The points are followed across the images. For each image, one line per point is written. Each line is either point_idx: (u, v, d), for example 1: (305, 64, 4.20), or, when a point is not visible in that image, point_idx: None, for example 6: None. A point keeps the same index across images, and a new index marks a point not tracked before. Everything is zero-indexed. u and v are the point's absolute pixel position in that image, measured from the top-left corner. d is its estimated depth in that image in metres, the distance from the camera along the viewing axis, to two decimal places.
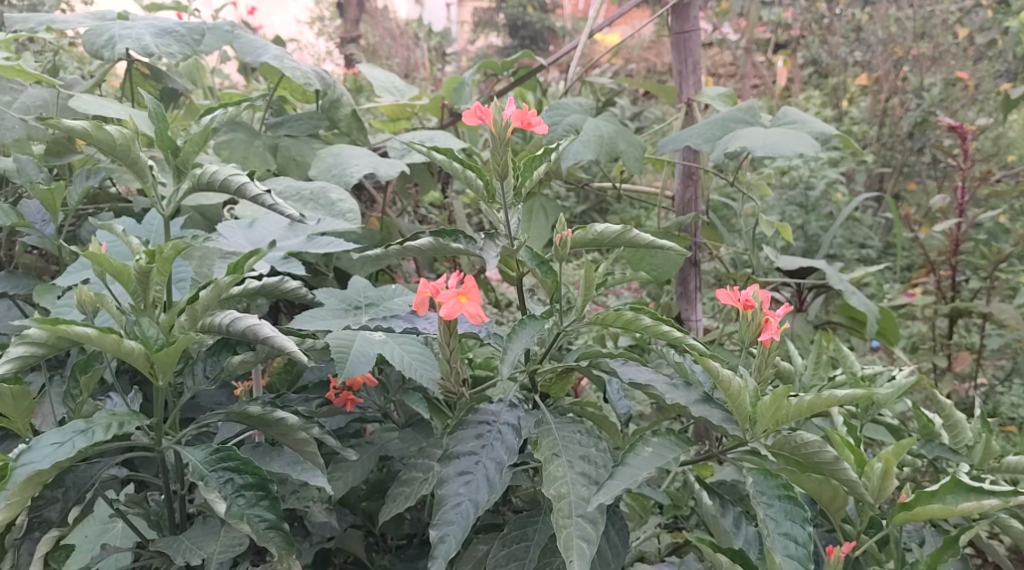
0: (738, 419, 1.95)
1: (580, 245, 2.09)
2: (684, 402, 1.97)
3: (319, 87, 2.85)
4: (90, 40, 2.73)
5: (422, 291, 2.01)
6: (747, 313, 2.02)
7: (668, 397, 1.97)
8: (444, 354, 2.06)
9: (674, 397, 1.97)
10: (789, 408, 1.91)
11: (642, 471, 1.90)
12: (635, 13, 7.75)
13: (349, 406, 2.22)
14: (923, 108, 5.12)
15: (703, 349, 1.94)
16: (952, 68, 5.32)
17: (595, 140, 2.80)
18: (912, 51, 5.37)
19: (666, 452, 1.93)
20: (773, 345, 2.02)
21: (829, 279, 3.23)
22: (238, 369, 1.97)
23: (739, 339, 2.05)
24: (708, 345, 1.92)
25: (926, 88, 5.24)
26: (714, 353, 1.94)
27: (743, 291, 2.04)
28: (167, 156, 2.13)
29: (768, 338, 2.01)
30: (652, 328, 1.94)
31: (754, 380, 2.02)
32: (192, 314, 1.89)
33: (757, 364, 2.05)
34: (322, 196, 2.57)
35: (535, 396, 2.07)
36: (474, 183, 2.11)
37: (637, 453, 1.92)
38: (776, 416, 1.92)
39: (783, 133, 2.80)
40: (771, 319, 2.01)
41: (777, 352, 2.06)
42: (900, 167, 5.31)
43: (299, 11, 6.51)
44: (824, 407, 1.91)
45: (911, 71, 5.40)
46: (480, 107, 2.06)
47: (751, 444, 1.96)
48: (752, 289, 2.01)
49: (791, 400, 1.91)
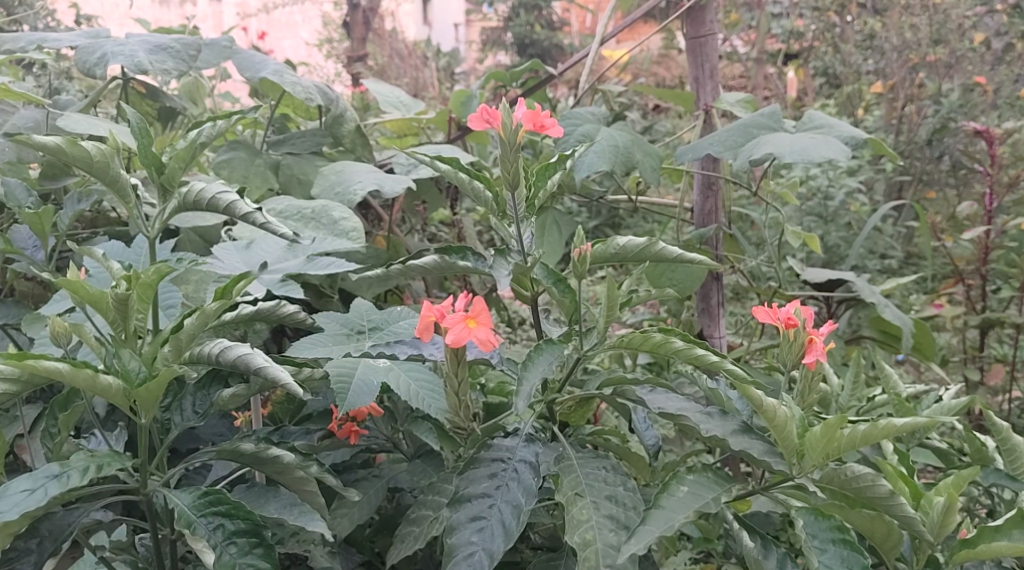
0: (783, 454, 1.79)
1: (601, 261, 1.93)
2: (720, 434, 1.81)
3: (320, 102, 2.70)
4: (82, 58, 2.60)
5: (426, 315, 1.84)
6: (789, 332, 1.86)
7: (702, 428, 1.81)
8: (452, 386, 1.89)
9: (709, 429, 1.81)
10: (841, 440, 1.75)
11: (678, 514, 1.74)
12: (642, 27, 7.60)
13: (352, 438, 2.06)
14: (940, 114, 4.92)
15: (743, 375, 1.77)
16: (969, 74, 5.15)
17: (610, 150, 2.64)
18: (927, 58, 5.14)
19: (703, 491, 1.77)
20: (817, 368, 1.87)
21: (858, 291, 3.05)
22: (229, 404, 1.80)
23: (778, 362, 1.89)
24: (746, 372, 1.76)
25: (944, 93, 5.04)
26: (754, 379, 1.77)
27: (783, 309, 1.88)
28: (151, 174, 1.96)
29: (813, 360, 1.85)
30: (684, 352, 1.78)
31: (796, 407, 1.86)
32: (177, 344, 1.73)
33: (800, 388, 1.90)
34: (324, 214, 2.42)
35: (554, 428, 1.91)
36: (483, 196, 1.95)
37: (672, 493, 1.76)
38: (827, 449, 1.75)
39: (810, 138, 2.65)
40: (816, 339, 1.84)
41: (820, 374, 1.90)
42: (919, 175, 5.10)
43: (307, 35, 6.39)
44: (878, 437, 1.74)
45: (927, 78, 5.21)
46: (487, 110, 1.92)
47: (797, 480, 1.80)
48: (793, 307, 1.85)
49: (843, 431, 1.75)
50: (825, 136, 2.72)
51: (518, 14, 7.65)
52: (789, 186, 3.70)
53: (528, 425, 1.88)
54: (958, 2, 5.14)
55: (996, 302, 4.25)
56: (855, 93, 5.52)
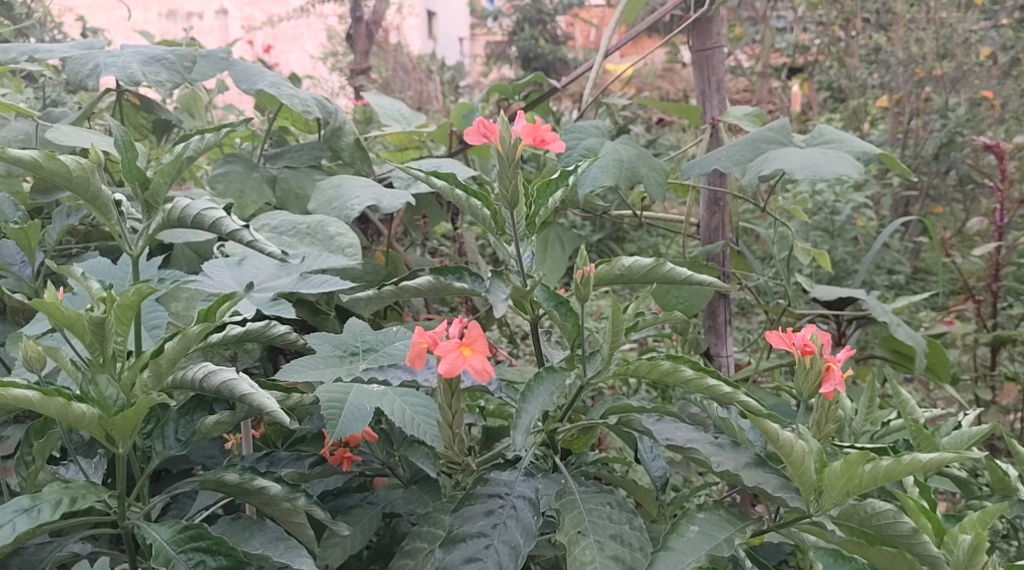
0: (800, 490, 1.70)
1: (606, 282, 1.85)
2: (733, 468, 1.72)
3: (318, 115, 2.62)
4: (74, 69, 2.53)
5: (418, 342, 1.75)
6: (806, 359, 1.78)
7: (714, 462, 1.73)
8: (447, 418, 1.82)
9: (721, 463, 1.73)
10: (862, 477, 1.66)
11: (688, 557, 1.68)
12: (646, 40, 7.50)
13: (345, 465, 1.97)
14: (948, 129, 4.79)
15: (757, 407, 1.68)
16: (976, 88, 5.06)
17: (615, 165, 2.56)
18: (934, 72, 5.00)
19: (716, 531, 1.71)
20: (834, 397, 1.79)
21: (871, 310, 2.96)
22: (213, 431, 1.73)
23: (794, 392, 1.82)
24: (760, 404, 1.67)
25: (951, 108, 4.93)
26: (768, 411, 1.68)
27: (799, 334, 1.80)
28: (135, 188, 1.87)
29: (831, 391, 1.77)
30: (695, 382, 1.70)
31: (814, 437, 1.78)
32: (157, 370, 1.65)
33: (816, 417, 1.81)
34: (320, 230, 2.33)
35: (555, 458, 1.83)
36: (481, 213, 1.86)
37: (682, 534, 1.70)
38: (847, 486, 1.67)
39: (821, 154, 2.56)
40: (833, 368, 1.77)
41: (837, 403, 1.82)
42: (927, 190, 4.90)
43: (312, 48, 6.32)
44: (901, 472, 1.65)
45: (934, 92, 5.08)
46: (485, 122, 1.82)
47: (814, 517, 1.70)
48: (810, 332, 1.77)
49: (864, 467, 1.66)
50: (837, 151, 2.63)
51: (523, 28, 7.57)
52: (798, 202, 3.61)
53: (528, 457, 1.79)
54: (964, 16, 5.04)
55: (1008, 319, 4.15)
56: (861, 107, 5.41)
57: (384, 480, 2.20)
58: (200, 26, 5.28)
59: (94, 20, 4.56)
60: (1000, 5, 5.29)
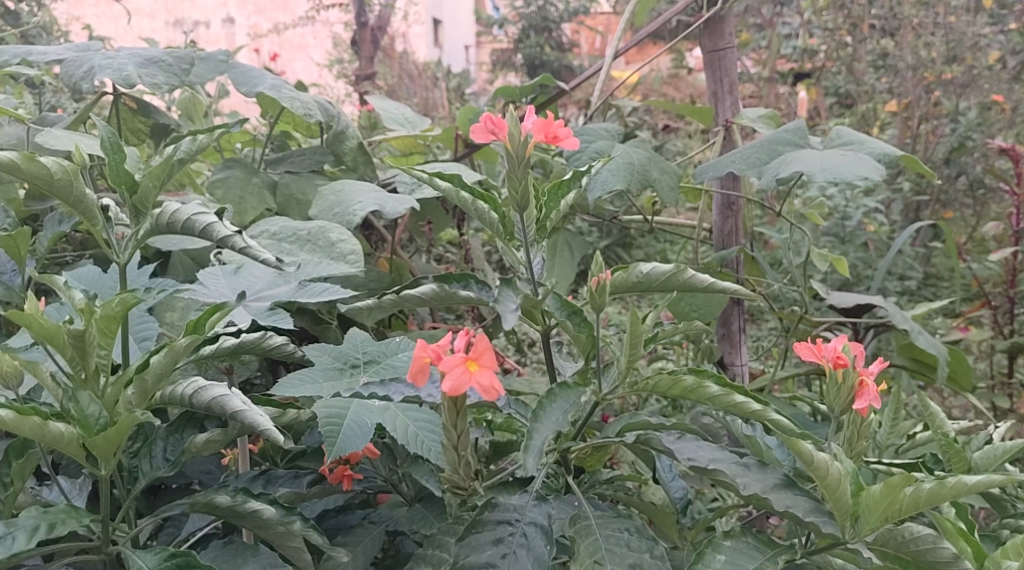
0: (835, 516, 1.61)
1: (621, 290, 1.75)
2: (760, 491, 1.62)
3: (321, 119, 2.52)
4: (68, 72, 2.44)
5: (421, 356, 1.62)
6: (839, 372, 1.69)
7: (741, 485, 1.63)
8: (452, 440, 1.64)
9: (748, 485, 1.63)
10: (903, 502, 1.58)
11: None
12: (651, 46, 7.39)
13: (346, 483, 1.87)
14: (959, 133, 4.67)
15: (790, 427, 1.58)
16: (987, 92, 4.90)
17: (626, 169, 2.46)
18: (943, 76, 4.85)
19: (743, 559, 1.63)
20: (867, 414, 1.69)
21: (890, 317, 2.86)
22: (203, 450, 1.63)
23: (825, 407, 1.72)
24: (792, 424, 1.58)
25: (962, 112, 4.80)
26: (803, 431, 1.59)
27: (829, 346, 1.71)
28: (122, 193, 1.77)
29: (864, 407, 1.68)
30: (721, 399, 1.60)
31: (846, 457, 1.69)
32: (142, 387, 1.55)
33: (848, 436, 1.72)
34: (321, 236, 2.23)
35: (568, 479, 1.73)
36: (488, 217, 1.76)
37: (706, 563, 1.62)
38: (887, 512, 1.59)
39: (840, 155, 2.46)
40: (867, 383, 1.67)
41: (869, 421, 1.72)
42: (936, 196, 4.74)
43: (318, 56, 6.24)
44: (945, 496, 1.57)
45: (943, 96, 4.90)
46: (492, 118, 1.70)
47: (851, 545, 1.62)
48: (841, 344, 1.68)
49: (906, 491, 1.58)
50: (856, 153, 2.53)
51: (528, 35, 7.47)
52: (813, 207, 3.51)
53: (539, 479, 1.70)
54: (974, 20, 4.91)
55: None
56: (870, 112, 5.29)
57: (388, 496, 2.11)
58: (204, 34, 5.20)
59: (95, 29, 4.47)
60: (1010, 9, 5.15)
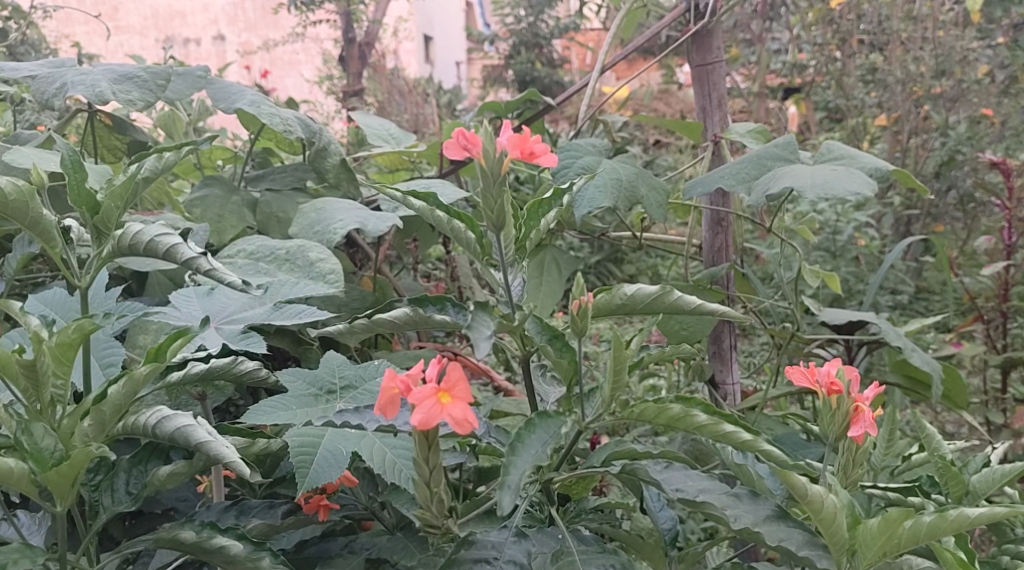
0: (831, 549, 1.57)
1: (605, 312, 1.68)
2: (751, 523, 1.56)
3: (301, 135, 2.45)
4: (41, 88, 2.36)
5: (389, 387, 1.55)
6: (832, 399, 1.62)
7: (732, 517, 1.56)
8: (424, 475, 1.56)
9: (739, 517, 1.56)
10: (902, 535, 1.54)
11: None
12: (641, 62, 7.33)
13: (322, 513, 1.81)
14: (947, 146, 4.59)
15: (781, 459, 1.52)
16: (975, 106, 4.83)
17: (612, 184, 2.40)
18: (933, 90, 4.77)
19: None
20: (863, 441, 1.63)
21: (883, 333, 2.78)
22: (167, 483, 1.58)
23: (819, 434, 1.65)
24: (786, 456, 1.52)
25: (951, 126, 4.72)
26: (796, 462, 1.53)
27: (823, 371, 1.64)
28: (84, 214, 1.70)
29: (860, 434, 1.62)
30: (709, 429, 1.54)
31: (842, 485, 1.63)
32: (99, 418, 1.52)
33: (843, 463, 1.66)
34: (300, 255, 2.15)
35: (551, 511, 1.67)
36: (465, 237, 1.70)
37: None
38: (884, 547, 1.55)
39: (831, 171, 2.40)
40: (862, 409, 1.61)
41: (866, 447, 1.66)
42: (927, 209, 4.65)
43: (309, 72, 6.17)
44: (946, 529, 1.52)
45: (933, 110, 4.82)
46: (463, 134, 1.65)
47: None
48: (835, 370, 1.62)
49: (904, 524, 1.53)
50: (847, 167, 2.47)
51: (519, 52, 7.42)
52: (804, 223, 3.44)
53: (520, 513, 1.62)
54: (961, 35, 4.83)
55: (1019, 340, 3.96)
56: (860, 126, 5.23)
57: (372, 524, 2.04)
58: (194, 51, 5.15)
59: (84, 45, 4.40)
60: (998, 22, 5.11)
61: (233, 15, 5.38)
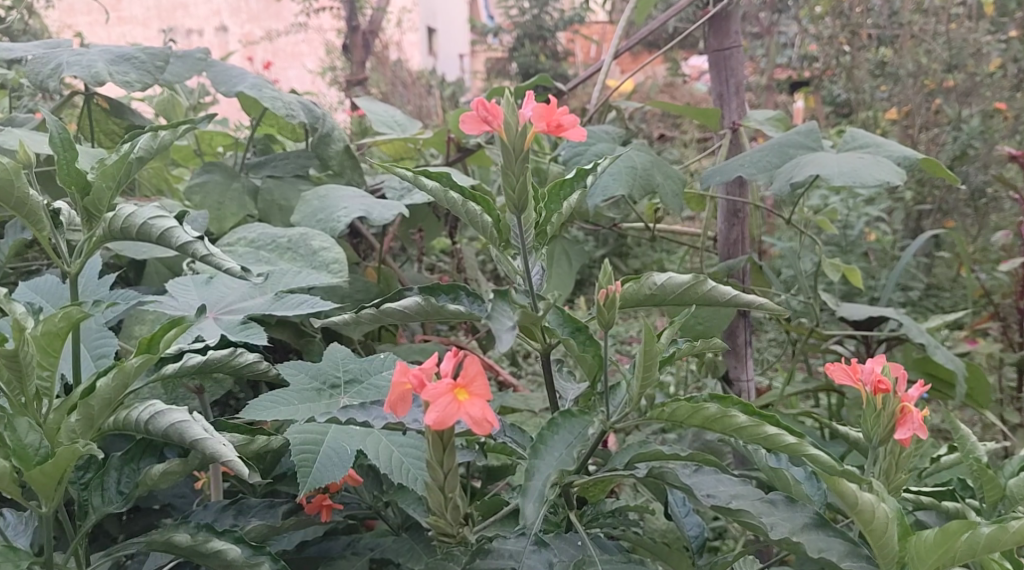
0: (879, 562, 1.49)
1: (631, 304, 1.59)
2: (789, 533, 1.48)
3: (304, 120, 2.36)
4: (34, 69, 2.25)
5: (401, 383, 1.45)
6: (879, 399, 1.54)
7: (769, 524, 1.49)
8: (437, 479, 1.47)
9: (776, 524, 1.49)
10: (958, 548, 1.45)
11: None
12: (645, 55, 7.20)
13: (324, 515, 1.70)
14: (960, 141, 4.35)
15: (827, 465, 1.44)
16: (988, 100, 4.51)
17: (627, 172, 2.30)
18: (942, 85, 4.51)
19: None
20: (910, 444, 1.55)
21: (905, 330, 2.67)
22: (160, 482, 1.48)
23: (861, 436, 1.58)
24: (832, 461, 1.44)
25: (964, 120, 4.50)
26: (844, 468, 1.44)
27: (866, 370, 1.56)
28: (73, 194, 1.61)
29: (906, 437, 1.54)
30: (750, 430, 1.45)
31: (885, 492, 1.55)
32: (86, 413, 1.43)
33: (885, 467, 1.59)
34: (303, 243, 2.06)
35: (570, 515, 1.58)
36: (482, 221, 1.60)
37: None
38: (940, 559, 1.47)
39: (858, 157, 2.32)
40: (910, 410, 1.53)
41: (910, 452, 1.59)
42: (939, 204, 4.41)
43: (311, 64, 6.07)
44: (1006, 543, 1.44)
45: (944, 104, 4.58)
46: (485, 105, 1.53)
47: None
48: (882, 368, 1.53)
49: (961, 537, 1.45)
50: (873, 156, 2.37)
51: (523, 44, 7.31)
52: (821, 215, 3.33)
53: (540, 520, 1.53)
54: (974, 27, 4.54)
55: None
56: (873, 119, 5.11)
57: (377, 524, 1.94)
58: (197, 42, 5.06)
59: (86, 35, 4.31)
60: (1010, 15, 4.70)
61: (234, 6, 5.28)
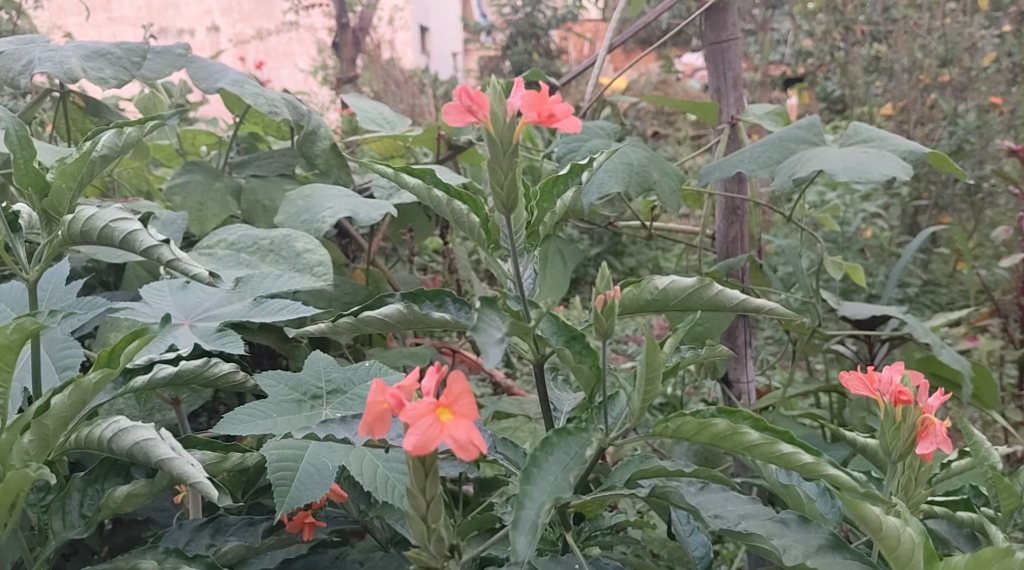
0: None
1: (630, 309, 1.50)
2: (801, 556, 1.40)
3: (287, 117, 2.25)
4: (3, 65, 2.13)
5: (378, 402, 1.35)
6: (898, 410, 1.46)
7: (781, 547, 1.41)
8: (420, 508, 1.36)
9: (788, 548, 1.41)
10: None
11: None
12: (639, 53, 7.06)
13: (307, 532, 1.61)
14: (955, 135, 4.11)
15: (846, 487, 1.34)
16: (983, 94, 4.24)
17: (623, 169, 2.21)
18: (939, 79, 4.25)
19: None
20: (931, 459, 1.47)
21: (911, 329, 2.55)
22: (125, 504, 1.43)
23: (879, 450, 1.49)
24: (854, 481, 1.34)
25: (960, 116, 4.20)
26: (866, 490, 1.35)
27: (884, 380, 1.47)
28: (32, 196, 1.51)
29: (928, 451, 1.46)
30: (763, 449, 1.36)
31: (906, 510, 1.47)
32: (41, 433, 1.36)
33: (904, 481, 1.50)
34: (285, 245, 1.96)
35: (568, 536, 1.48)
36: (469, 221, 1.51)
37: None
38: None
39: (863, 153, 2.22)
40: (932, 423, 1.45)
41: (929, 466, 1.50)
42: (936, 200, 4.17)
43: (303, 63, 5.95)
44: None
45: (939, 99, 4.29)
46: (468, 94, 1.42)
47: None
48: (905, 378, 1.45)
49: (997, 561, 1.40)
50: (879, 150, 2.27)
51: (516, 43, 7.18)
52: (824, 212, 3.21)
53: None
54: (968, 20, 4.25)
55: None
56: None
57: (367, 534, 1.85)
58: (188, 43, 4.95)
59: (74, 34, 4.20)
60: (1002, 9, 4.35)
61: (226, 6, 5.17)
